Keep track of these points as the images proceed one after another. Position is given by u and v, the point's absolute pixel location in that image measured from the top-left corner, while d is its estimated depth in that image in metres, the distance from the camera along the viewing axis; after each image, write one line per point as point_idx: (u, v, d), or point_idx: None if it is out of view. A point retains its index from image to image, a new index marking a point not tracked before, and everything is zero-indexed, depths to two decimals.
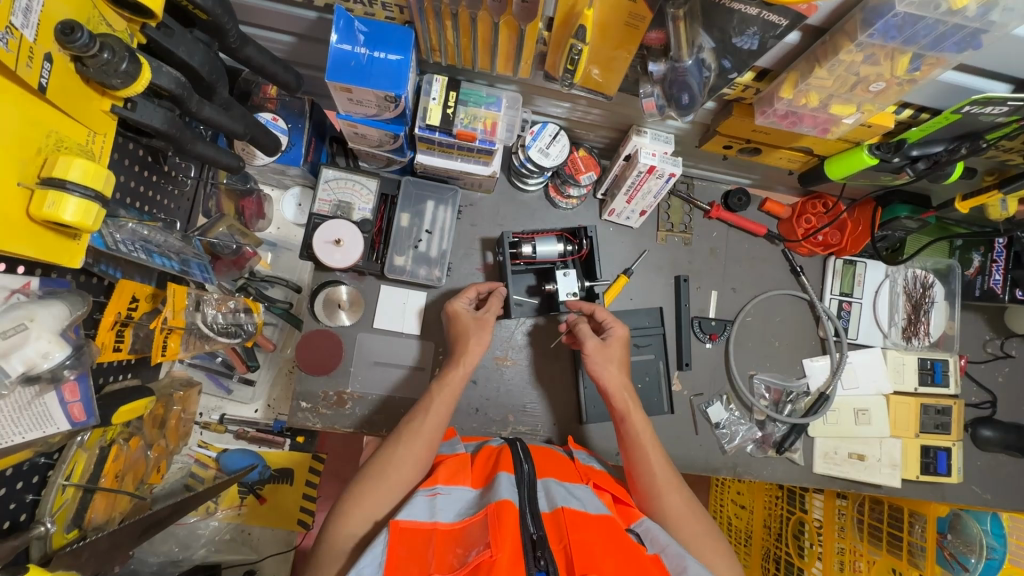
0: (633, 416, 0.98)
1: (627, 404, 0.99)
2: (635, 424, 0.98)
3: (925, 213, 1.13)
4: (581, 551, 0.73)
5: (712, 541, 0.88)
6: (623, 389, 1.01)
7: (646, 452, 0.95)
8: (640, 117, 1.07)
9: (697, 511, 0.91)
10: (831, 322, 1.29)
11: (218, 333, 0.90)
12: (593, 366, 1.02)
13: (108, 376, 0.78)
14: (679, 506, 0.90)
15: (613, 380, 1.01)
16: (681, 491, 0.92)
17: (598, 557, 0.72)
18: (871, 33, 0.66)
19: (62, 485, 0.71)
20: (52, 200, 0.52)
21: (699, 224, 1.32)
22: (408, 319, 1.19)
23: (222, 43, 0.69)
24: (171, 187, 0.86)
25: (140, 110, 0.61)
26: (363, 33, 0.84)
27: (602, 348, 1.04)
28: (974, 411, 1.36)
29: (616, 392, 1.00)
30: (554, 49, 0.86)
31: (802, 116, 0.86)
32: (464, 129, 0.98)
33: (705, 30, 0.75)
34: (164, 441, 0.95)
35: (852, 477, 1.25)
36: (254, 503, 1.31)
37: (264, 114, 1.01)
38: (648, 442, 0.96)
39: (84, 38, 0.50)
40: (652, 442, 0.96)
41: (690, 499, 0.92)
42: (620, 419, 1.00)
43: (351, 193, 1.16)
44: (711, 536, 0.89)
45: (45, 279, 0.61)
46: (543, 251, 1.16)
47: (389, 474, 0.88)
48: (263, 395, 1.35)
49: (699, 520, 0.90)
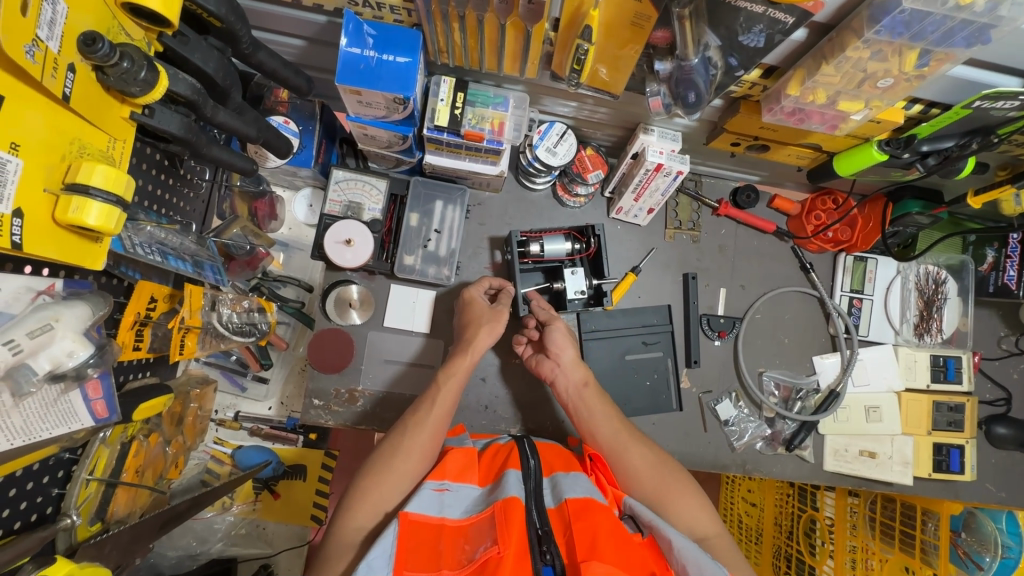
0: (590, 385, 1.04)
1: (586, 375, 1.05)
2: (591, 394, 1.03)
3: (937, 208, 1.13)
4: (584, 538, 0.74)
5: (683, 486, 0.93)
6: (577, 363, 1.07)
7: (604, 416, 1.01)
8: (646, 115, 1.07)
9: (664, 462, 0.96)
10: (841, 319, 1.28)
11: (232, 333, 0.93)
12: (552, 343, 1.08)
13: (128, 374, 0.80)
14: (644, 459, 0.96)
15: (569, 355, 1.07)
16: (645, 446, 0.98)
17: (598, 541, 0.73)
18: (878, 29, 0.66)
19: (85, 480, 0.73)
20: (76, 205, 0.54)
21: (707, 221, 1.32)
22: (418, 318, 1.21)
23: (235, 49, 0.70)
24: (187, 190, 0.88)
25: (158, 116, 0.63)
26: (372, 36, 0.85)
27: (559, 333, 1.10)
28: (988, 409, 1.34)
29: (571, 367, 1.06)
30: (560, 50, 0.86)
31: (809, 113, 0.86)
32: (472, 130, 0.99)
33: (710, 28, 0.75)
34: (182, 437, 0.98)
35: (862, 474, 1.25)
36: (268, 498, 1.34)
37: (276, 117, 1.02)
38: (606, 409, 1.02)
39: (105, 48, 0.52)
40: (608, 407, 1.02)
41: (655, 452, 0.97)
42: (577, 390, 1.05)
43: (361, 193, 1.18)
44: (678, 481, 0.93)
45: (69, 281, 0.63)
46: (551, 249, 1.17)
47: (397, 465, 0.90)
48: (277, 392, 1.37)
49: (667, 470, 0.95)
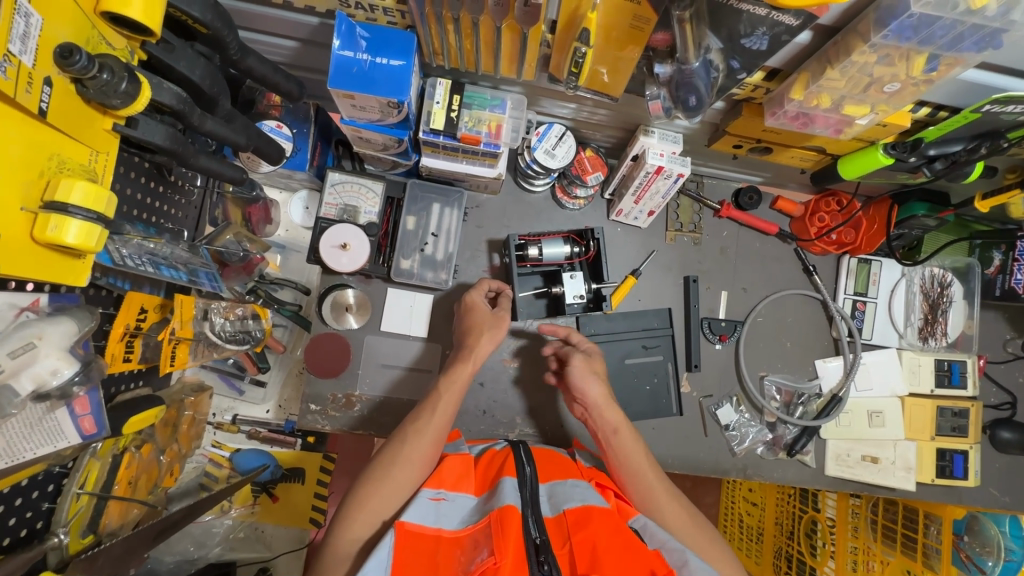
0: (622, 429, 0.98)
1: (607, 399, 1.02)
2: (624, 438, 0.98)
3: (944, 211, 1.10)
4: (585, 550, 0.74)
5: (716, 544, 0.90)
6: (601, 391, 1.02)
7: (638, 460, 0.96)
8: (647, 117, 1.05)
9: (695, 515, 0.92)
10: (844, 322, 1.26)
11: (225, 341, 0.94)
12: (574, 364, 1.05)
13: (119, 385, 0.80)
14: (679, 514, 0.91)
15: (600, 393, 1.01)
16: (678, 498, 0.93)
17: (597, 556, 0.72)
18: (885, 34, 0.63)
19: (76, 494, 0.74)
20: (54, 222, 0.54)
21: (709, 223, 1.30)
22: (415, 322, 1.19)
23: (223, 56, 0.69)
24: (179, 197, 0.88)
25: (142, 127, 0.61)
26: (365, 38, 0.83)
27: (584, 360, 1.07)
28: (993, 413, 1.32)
29: (604, 407, 1.00)
30: (558, 52, 0.84)
31: (814, 116, 0.83)
32: (468, 133, 0.97)
33: (712, 31, 0.73)
34: (177, 445, 0.98)
35: (864, 479, 1.24)
36: (267, 501, 1.34)
37: (268, 121, 1.01)
38: (639, 453, 0.96)
39: (83, 61, 0.51)
40: (641, 452, 0.97)
41: (686, 504, 0.93)
42: (608, 433, 0.99)
43: (357, 197, 1.16)
44: (711, 539, 0.90)
45: (55, 295, 0.63)
46: (550, 253, 1.15)
47: (395, 473, 0.88)
48: (274, 395, 1.36)
49: (699, 525, 0.91)
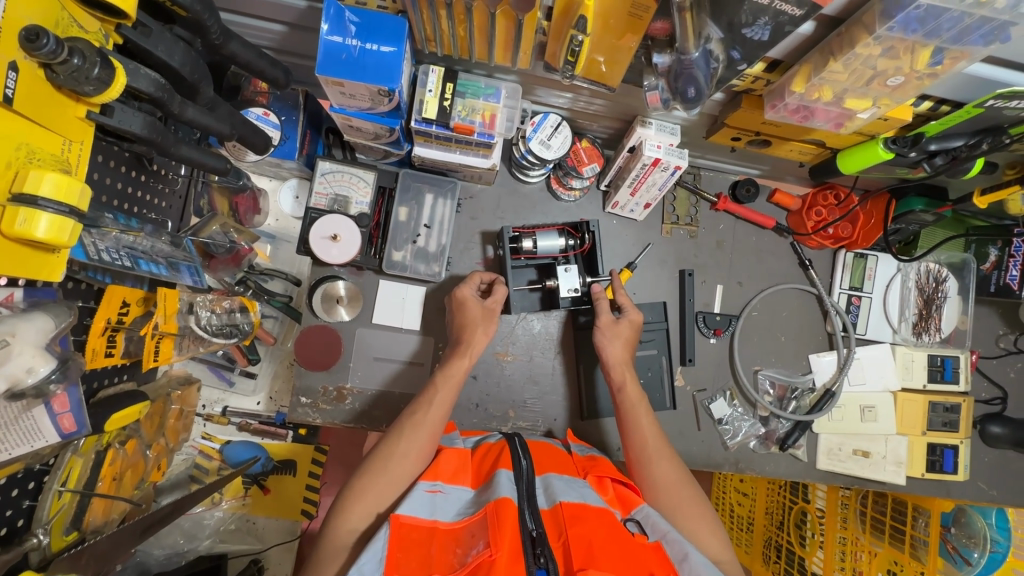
0: (628, 388, 1.04)
1: (625, 375, 1.05)
2: (630, 394, 1.03)
3: (942, 206, 1.10)
4: (580, 544, 0.71)
5: (702, 510, 0.90)
6: (620, 359, 1.07)
7: (639, 420, 1.00)
8: (645, 107, 1.03)
9: (688, 479, 0.93)
10: (839, 317, 1.26)
11: (213, 334, 0.95)
12: (601, 339, 1.09)
13: (102, 380, 0.81)
14: (671, 473, 0.93)
15: (616, 355, 1.07)
16: (673, 459, 0.95)
17: (594, 550, 0.69)
18: (891, 26, 0.62)
19: (58, 491, 0.74)
20: (23, 216, 0.52)
21: (705, 216, 1.29)
22: (408, 314, 1.17)
23: (205, 40, 0.67)
24: (161, 186, 0.86)
25: (118, 115, 0.60)
26: (354, 23, 0.80)
27: (613, 324, 1.11)
28: (984, 407, 1.32)
29: (616, 365, 1.07)
30: (554, 40, 0.82)
31: (814, 110, 0.82)
32: (461, 123, 0.95)
33: (712, 20, 0.71)
34: (164, 439, 0.99)
35: (856, 473, 1.24)
36: (258, 493, 1.33)
37: (254, 109, 0.99)
38: (642, 413, 1.01)
39: (50, 44, 0.49)
40: (645, 411, 1.01)
41: (684, 468, 0.95)
42: (617, 390, 1.06)
43: (348, 187, 1.13)
44: (698, 502, 0.90)
45: (30, 290, 0.63)
46: (544, 246, 1.14)
47: (392, 468, 0.87)
48: (265, 387, 1.34)
49: (704, 514, 0.89)
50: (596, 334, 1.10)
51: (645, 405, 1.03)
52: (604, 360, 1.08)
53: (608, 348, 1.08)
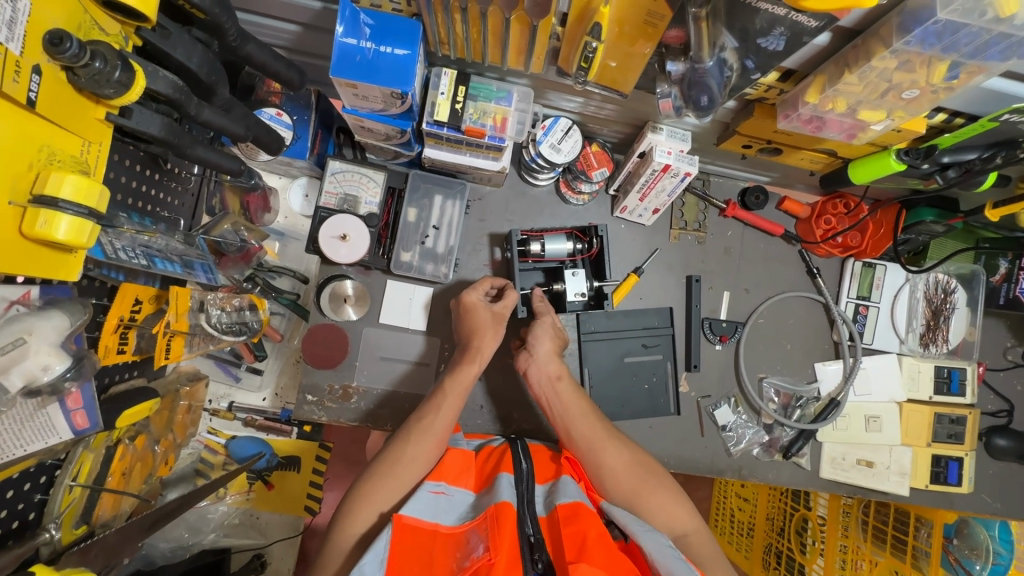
0: (564, 381, 1.03)
1: (559, 371, 1.04)
2: (564, 393, 1.01)
3: (952, 219, 1.11)
4: (573, 541, 0.72)
5: (655, 485, 0.92)
6: (552, 357, 1.05)
7: (574, 414, 0.99)
8: (656, 113, 1.02)
9: (633, 460, 0.94)
10: (846, 326, 1.26)
11: (222, 332, 0.95)
12: (531, 339, 1.07)
13: (114, 376, 0.82)
14: (614, 457, 0.93)
15: (546, 350, 1.05)
16: (615, 443, 0.95)
17: (587, 546, 0.70)
18: (908, 40, 0.61)
19: (69, 485, 0.75)
20: (44, 218, 0.53)
21: (714, 222, 1.29)
22: (414, 314, 1.18)
23: (221, 42, 0.68)
24: (174, 184, 0.87)
25: (136, 117, 0.61)
26: (369, 25, 0.81)
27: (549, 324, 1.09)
28: (990, 420, 1.31)
29: (547, 360, 1.05)
30: (568, 45, 0.82)
31: (827, 121, 0.82)
32: (472, 126, 0.95)
33: (727, 29, 0.71)
34: (172, 435, 1.00)
35: (859, 483, 1.24)
36: (262, 488, 1.34)
37: (267, 109, 0.99)
38: (574, 406, 1.00)
39: (73, 48, 0.50)
40: (579, 402, 1.01)
41: (631, 449, 0.96)
42: (548, 386, 1.03)
43: (358, 186, 1.14)
44: (650, 479, 0.92)
45: (46, 287, 0.64)
46: (552, 249, 1.14)
47: (398, 472, 0.88)
48: (271, 383, 1.35)
49: (657, 487, 0.91)
50: (533, 329, 1.08)
51: (580, 396, 1.02)
52: (534, 358, 1.05)
53: (535, 351, 1.05)
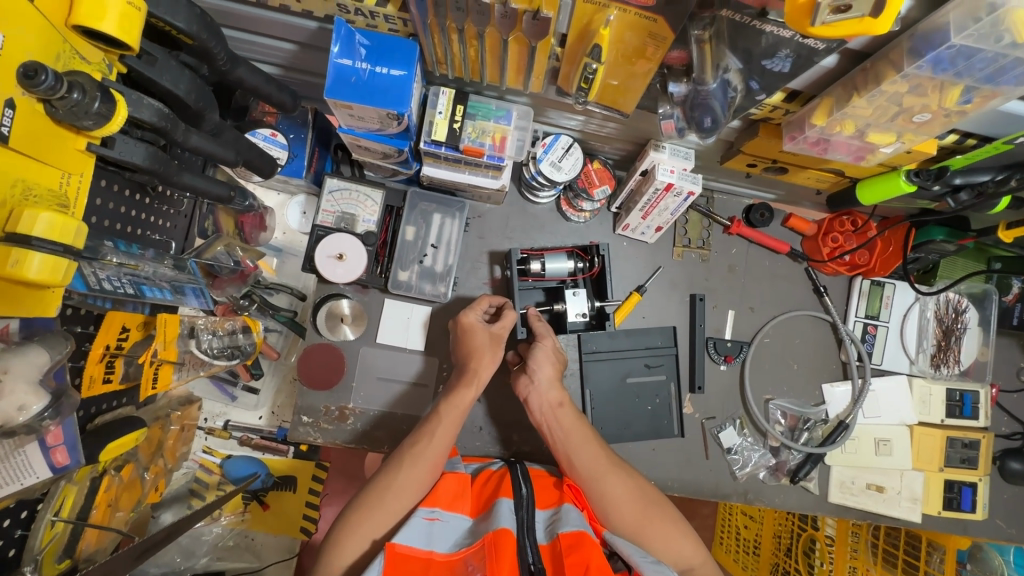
0: (565, 408, 1.00)
1: (560, 397, 1.01)
2: (566, 419, 0.99)
3: (964, 237, 1.08)
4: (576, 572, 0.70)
5: (658, 515, 0.89)
6: (553, 383, 1.02)
7: (576, 441, 0.96)
8: (658, 131, 1.00)
9: (637, 489, 0.92)
10: (854, 346, 1.23)
11: (214, 357, 0.99)
12: (532, 364, 1.03)
13: (101, 405, 0.81)
14: (617, 487, 0.91)
15: (548, 376, 1.02)
16: (618, 472, 0.93)
17: None
18: (920, 64, 0.59)
19: (51, 520, 0.73)
20: (16, 256, 0.51)
21: (718, 239, 1.26)
22: (412, 334, 1.16)
23: (211, 65, 0.66)
24: (167, 207, 0.86)
25: (119, 147, 0.59)
26: (364, 46, 0.79)
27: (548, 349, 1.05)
28: (1004, 442, 1.27)
29: (549, 386, 1.02)
30: (567, 65, 0.80)
31: (834, 143, 0.79)
32: (471, 145, 0.93)
33: (731, 51, 0.69)
34: (162, 460, 0.98)
35: (869, 508, 1.20)
36: (257, 509, 1.32)
37: (262, 130, 1.00)
38: (576, 432, 0.97)
39: (48, 80, 0.48)
40: (581, 428, 0.98)
41: (634, 478, 0.93)
42: (549, 412, 1.00)
43: (355, 205, 1.12)
44: (653, 509, 0.90)
45: (26, 320, 0.62)
46: (553, 268, 1.12)
47: (389, 501, 0.85)
48: (267, 402, 1.32)
49: (660, 519, 0.89)
50: (531, 354, 1.04)
51: (581, 422, 0.99)
52: (535, 383, 1.03)
53: (536, 377, 1.02)
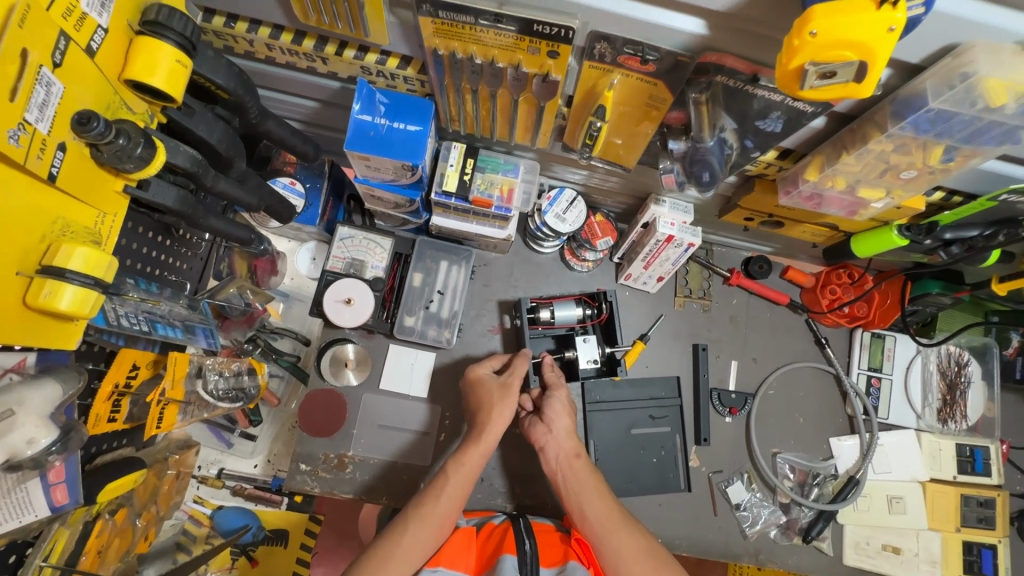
0: (580, 460, 0.98)
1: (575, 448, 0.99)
2: (581, 470, 0.96)
3: (959, 291, 1.09)
4: None
5: None
6: (570, 433, 1.01)
7: (589, 494, 0.93)
8: (658, 186, 1.05)
9: (650, 548, 0.88)
10: (859, 400, 1.22)
11: (219, 398, 0.94)
12: (548, 414, 1.03)
13: (101, 445, 0.80)
14: (630, 546, 0.87)
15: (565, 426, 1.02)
16: (631, 529, 0.89)
17: None
18: (903, 125, 0.64)
19: (39, 566, 0.70)
20: (49, 288, 0.54)
21: (718, 290, 1.28)
22: (416, 380, 1.15)
23: (242, 118, 0.72)
24: (185, 250, 0.88)
25: (153, 189, 0.64)
26: (384, 103, 0.85)
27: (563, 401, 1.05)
28: (1020, 502, 1.24)
29: (564, 436, 1.00)
30: (573, 124, 0.85)
31: (827, 198, 0.84)
32: (479, 196, 0.97)
33: (726, 112, 0.74)
34: (155, 507, 0.95)
35: (887, 572, 1.15)
36: (245, 565, 1.25)
37: (282, 178, 1.04)
38: (590, 484, 0.94)
39: (99, 127, 0.53)
40: (595, 481, 0.95)
41: (647, 536, 0.90)
42: (563, 464, 0.98)
43: (365, 252, 1.15)
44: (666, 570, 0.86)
45: (42, 354, 0.65)
46: (562, 316, 1.14)
47: (394, 565, 0.81)
48: (264, 449, 1.30)
49: None
50: (546, 404, 1.04)
51: (595, 474, 0.97)
52: (552, 432, 1.02)
53: (554, 427, 1.01)
